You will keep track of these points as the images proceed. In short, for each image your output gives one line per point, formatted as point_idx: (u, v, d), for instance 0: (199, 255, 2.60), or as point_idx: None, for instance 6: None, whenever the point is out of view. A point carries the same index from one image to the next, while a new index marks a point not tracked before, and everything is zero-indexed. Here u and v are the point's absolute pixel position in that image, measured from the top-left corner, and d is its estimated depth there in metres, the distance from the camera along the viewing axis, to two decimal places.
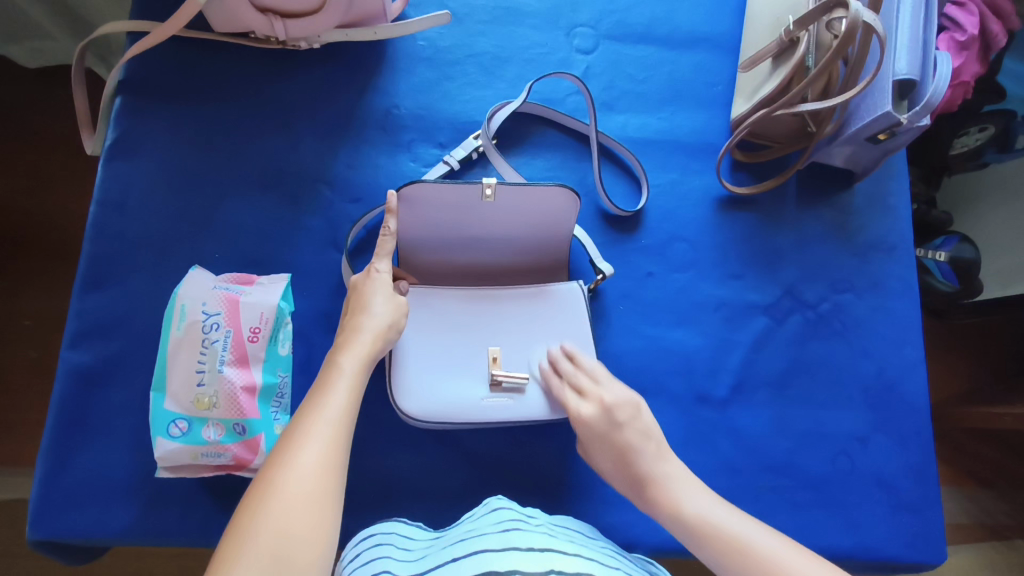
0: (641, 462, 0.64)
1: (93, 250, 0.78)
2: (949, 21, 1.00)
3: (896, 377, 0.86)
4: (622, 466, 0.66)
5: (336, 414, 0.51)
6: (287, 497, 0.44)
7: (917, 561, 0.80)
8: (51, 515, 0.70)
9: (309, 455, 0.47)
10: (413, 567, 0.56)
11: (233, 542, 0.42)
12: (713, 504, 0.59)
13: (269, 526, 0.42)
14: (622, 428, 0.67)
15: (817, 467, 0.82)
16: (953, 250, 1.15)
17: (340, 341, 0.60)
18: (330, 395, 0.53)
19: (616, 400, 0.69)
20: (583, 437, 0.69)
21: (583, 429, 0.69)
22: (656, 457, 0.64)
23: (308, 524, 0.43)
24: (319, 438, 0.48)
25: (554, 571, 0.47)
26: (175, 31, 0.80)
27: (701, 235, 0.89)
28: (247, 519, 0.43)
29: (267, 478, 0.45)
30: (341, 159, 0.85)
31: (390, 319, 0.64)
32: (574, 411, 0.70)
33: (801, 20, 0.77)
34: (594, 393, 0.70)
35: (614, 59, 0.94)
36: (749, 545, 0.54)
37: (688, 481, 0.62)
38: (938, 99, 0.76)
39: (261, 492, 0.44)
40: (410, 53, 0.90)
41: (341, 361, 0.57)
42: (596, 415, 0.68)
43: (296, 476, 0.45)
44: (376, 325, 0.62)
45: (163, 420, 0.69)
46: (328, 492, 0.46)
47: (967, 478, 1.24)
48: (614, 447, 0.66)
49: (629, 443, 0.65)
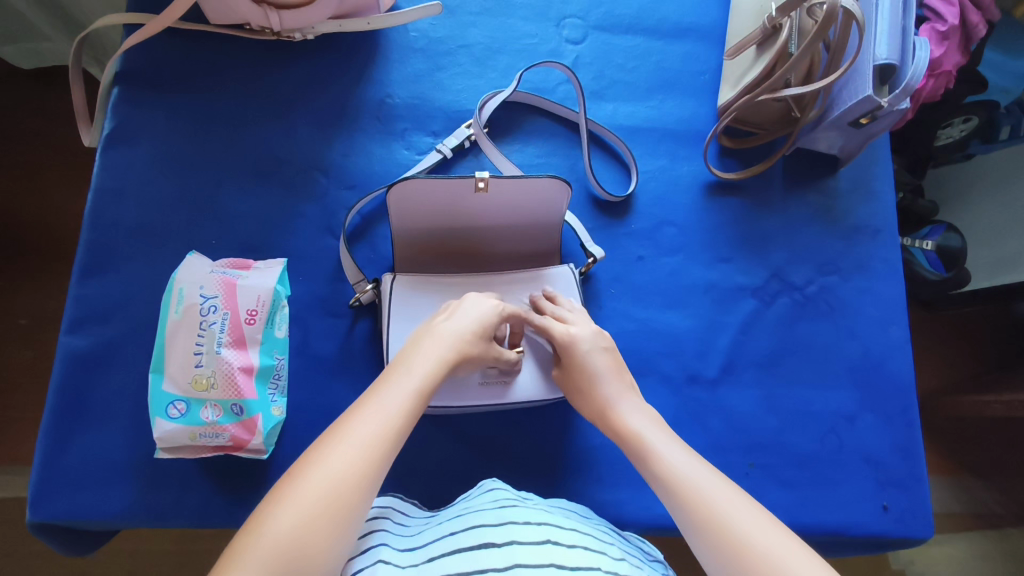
0: (609, 391, 0.65)
1: (90, 238, 0.79)
2: (930, 12, 1.02)
3: (882, 356, 0.88)
4: (590, 389, 0.66)
5: (384, 420, 0.51)
6: (308, 495, 0.45)
7: (902, 537, 0.81)
8: (50, 497, 0.70)
9: (342, 451, 0.48)
10: (408, 542, 0.57)
11: (249, 534, 0.44)
12: (672, 443, 0.59)
13: (283, 522, 0.44)
14: (599, 354, 0.67)
15: (806, 445, 0.84)
16: (939, 239, 1.19)
17: (415, 342, 0.60)
18: (382, 398, 0.53)
19: (599, 330, 0.70)
20: (567, 357, 0.68)
21: (568, 346, 0.68)
22: (616, 382, 0.65)
23: (324, 530, 0.45)
24: (358, 438, 0.49)
25: (551, 544, 0.49)
26: (170, 22, 0.81)
27: (690, 220, 0.91)
28: (266, 515, 0.45)
29: (295, 476, 0.47)
30: (336, 148, 0.87)
31: (475, 335, 0.63)
32: (559, 331, 0.69)
33: (782, 6, 0.78)
34: (577, 321, 0.71)
35: (603, 49, 0.96)
36: (699, 491, 0.52)
37: (628, 391, 0.65)
38: (916, 83, 0.78)
39: (287, 489, 0.46)
40: (402, 44, 0.92)
41: (415, 366, 0.57)
42: (583, 336, 0.68)
43: (322, 474, 0.47)
44: (459, 340, 0.61)
45: (161, 400, 0.70)
46: (351, 502, 0.46)
47: (955, 466, 1.26)
48: (584, 373, 0.67)
49: (602, 372, 0.66)
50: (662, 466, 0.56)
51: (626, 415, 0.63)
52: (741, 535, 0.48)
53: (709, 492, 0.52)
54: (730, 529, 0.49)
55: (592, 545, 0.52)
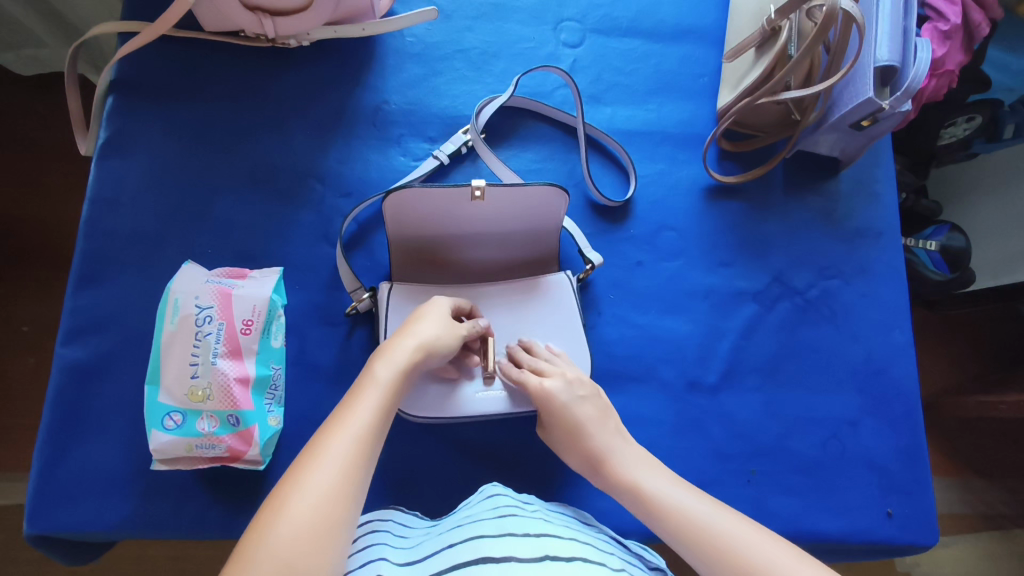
0: (597, 442, 0.64)
1: (86, 247, 0.79)
2: (931, 12, 1.00)
3: (884, 360, 0.87)
4: (575, 442, 0.65)
5: (360, 433, 0.49)
6: (295, 520, 0.43)
7: (907, 544, 0.80)
8: (46, 510, 0.70)
9: (325, 471, 0.46)
10: (407, 554, 0.56)
11: (235, 565, 0.41)
12: (671, 486, 0.60)
13: (272, 550, 0.41)
14: (580, 405, 0.66)
15: (809, 451, 0.83)
16: (943, 239, 1.17)
17: (381, 347, 0.57)
18: (356, 409, 0.51)
19: (577, 377, 0.69)
20: (545, 412, 0.67)
21: (544, 398, 0.66)
22: (602, 429, 0.65)
23: (314, 554, 0.42)
24: (340, 454, 0.47)
25: (550, 558, 0.48)
26: (165, 30, 0.81)
27: (690, 224, 0.90)
28: (251, 543, 0.42)
29: (279, 500, 0.44)
30: (332, 155, 0.86)
31: (438, 332, 0.61)
32: (534, 385, 0.68)
33: (781, 9, 0.77)
34: (553, 370, 0.69)
35: (601, 53, 0.95)
36: (710, 529, 0.54)
37: (615, 435, 0.65)
38: (918, 85, 0.77)
39: (268, 517, 0.43)
40: (399, 50, 0.91)
41: (377, 370, 0.55)
42: (559, 388, 0.67)
43: (307, 497, 0.44)
44: (421, 339, 0.59)
45: (157, 412, 0.70)
46: (337, 519, 0.44)
47: (961, 468, 1.25)
48: (568, 426, 0.65)
49: (587, 421, 0.65)
50: (673, 507, 0.57)
51: (620, 464, 0.63)
52: (758, 563, 0.50)
53: (723, 527, 0.54)
54: (745, 560, 0.51)
55: (591, 557, 0.51)
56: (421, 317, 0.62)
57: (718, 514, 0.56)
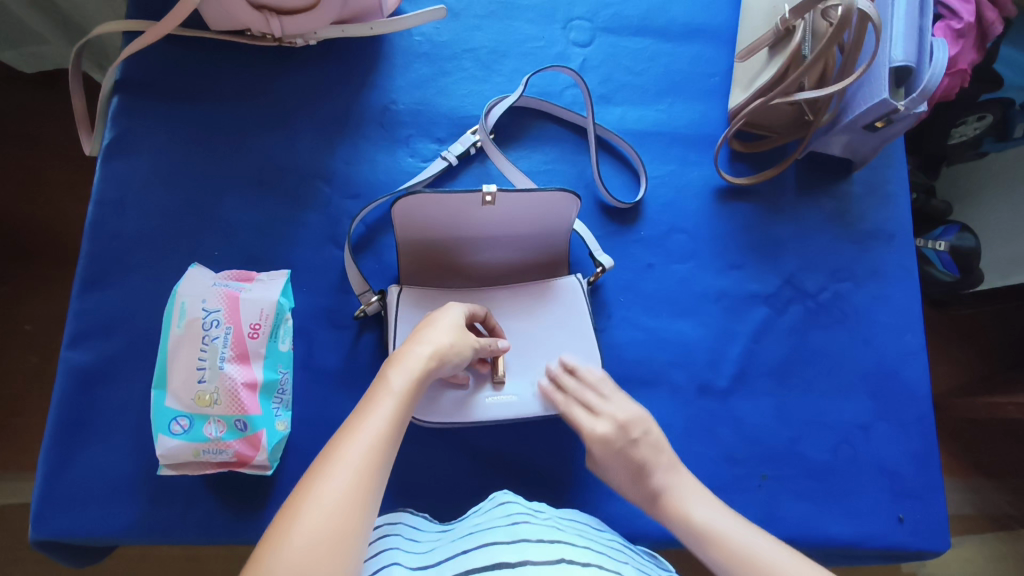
0: (652, 473, 0.66)
1: (91, 249, 0.78)
2: (944, 10, 0.99)
3: (896, 364, 0.86)
4: (639, 484, 0.66)
5: (373, 443, 0.48)
6: (308, 533, 0.42)
7: (919, 549, 0.80)
8: (52, 515, 0.69)
9: (337, 481, 0.45)
10: (420, 560, 0.56)
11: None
12: (721, 513, 0.62)
13: (286, 563, 0.40)
14: (635, 449, 0.67)
15: (821, 455, 0.82)
16: (953, 239, 1.16)
17: (394, 354, 0.57)
18: (368, 418, 0.50)
19: (629, 417, 0.69)
20: (596, 456, 0.69)
21: (603, 448, 0.68)
22: (665, 469, 0.66)
23: (327, 566, 0.41)
24: (352, 463, 0.46)
25: (566, 562, 0.48)
26: (170, 29, 0.80)
27: (700, 226, 0.89)
28: (265, 556, 0.41)
29: (291, 511, 0.43)
30: (339, 155, 0.85)
31: (451, 339, 0.60)
32: (588, 428, 0.69)
33: (796, 9, 0.76)
34: (604, 411, 0.70)
35: (611, 52, 0.94)
36: (747, 547, 0.57)
37: (669, 468, 0.66)
38: (934, 85, 0.76)
39: (280, 529, 0.42)
40: (407, 49, 0.90)
41: (391, 378, 0.54)
42: (610, 435, 0.68)
43: (320, 507, 0.43)
44: (431, 348, 0.58)
45: (165, 417, 0.69)
46: (352, 530, 0.43)
47: (969, 469, 1.24)
48: (629, 468, 0.67)
49: (648, 462, 0.66)
50: (720, 534, 0.59)
51: (670, 487, 0.65)
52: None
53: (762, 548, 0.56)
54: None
55: (606, 564, 0.51)
56: (433, 324, 0.61)
57: (756, 537, 0.58)
